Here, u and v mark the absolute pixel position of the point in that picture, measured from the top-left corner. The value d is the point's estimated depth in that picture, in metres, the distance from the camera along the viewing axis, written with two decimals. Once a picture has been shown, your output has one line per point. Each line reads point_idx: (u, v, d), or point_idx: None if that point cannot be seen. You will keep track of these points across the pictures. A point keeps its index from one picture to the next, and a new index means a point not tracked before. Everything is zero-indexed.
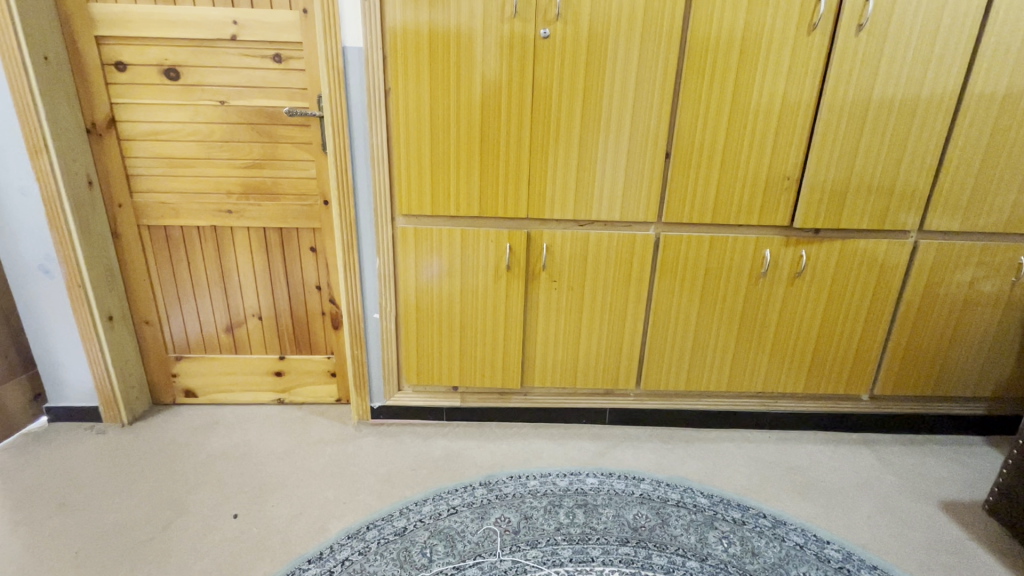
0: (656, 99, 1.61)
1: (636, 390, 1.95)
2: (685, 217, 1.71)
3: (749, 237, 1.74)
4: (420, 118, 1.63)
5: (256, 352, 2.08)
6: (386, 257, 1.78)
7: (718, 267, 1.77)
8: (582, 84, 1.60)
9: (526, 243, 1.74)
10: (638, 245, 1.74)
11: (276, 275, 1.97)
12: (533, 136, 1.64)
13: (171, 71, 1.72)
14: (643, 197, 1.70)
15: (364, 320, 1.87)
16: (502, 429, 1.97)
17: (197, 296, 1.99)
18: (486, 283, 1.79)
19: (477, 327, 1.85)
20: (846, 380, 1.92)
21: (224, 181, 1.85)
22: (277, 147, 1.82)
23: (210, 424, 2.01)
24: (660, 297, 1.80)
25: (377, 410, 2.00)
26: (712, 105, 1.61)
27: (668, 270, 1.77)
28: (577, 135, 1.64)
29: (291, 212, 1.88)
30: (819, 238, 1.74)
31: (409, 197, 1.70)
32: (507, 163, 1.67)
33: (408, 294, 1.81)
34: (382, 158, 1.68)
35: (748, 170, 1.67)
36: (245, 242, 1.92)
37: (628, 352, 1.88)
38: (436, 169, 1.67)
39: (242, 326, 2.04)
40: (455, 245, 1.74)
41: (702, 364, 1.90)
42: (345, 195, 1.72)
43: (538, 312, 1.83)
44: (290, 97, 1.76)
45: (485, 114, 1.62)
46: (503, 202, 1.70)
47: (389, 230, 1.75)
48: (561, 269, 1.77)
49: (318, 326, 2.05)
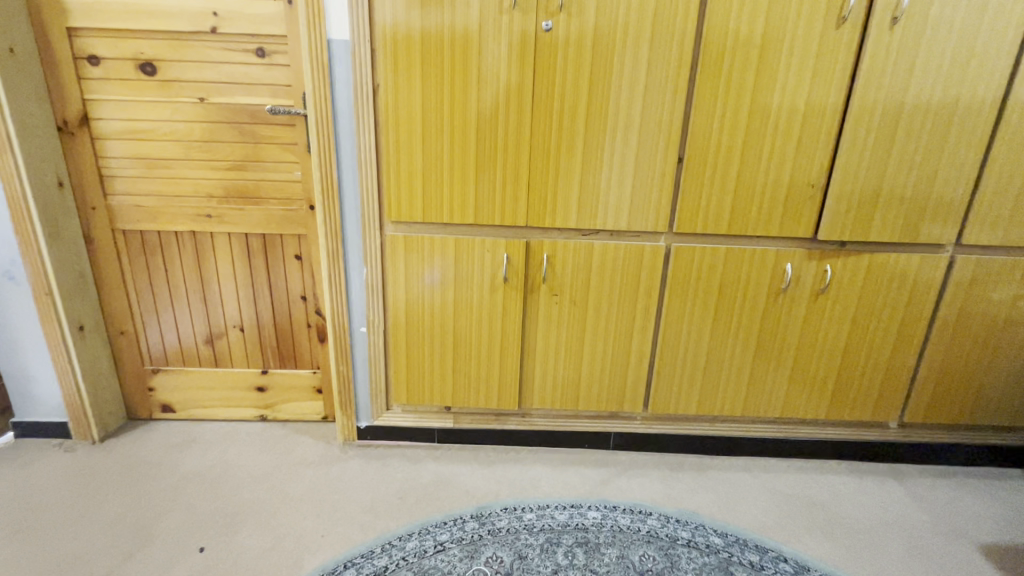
0: (669, 98, 1.48)
1: (643, 413, 1.80)
2: (698, 228, 1.57)
3: (767, 249, 1.59)
4: (412, 119, 1.50)
5: (238, 366, 1.95)
6: (374, 268, 1.65)
7: (734, 280, 1.63)
8: (588, 83, 1.47)
9: (525, 253, 1.60)
10: (646, 258, 1.60)
11: (260, 285, 1.85)
12: (534, 138, 1.51)
13: (148, 66, 1.61)
14: (652, 205, 1.56)
15: (350, 334, 1.74)
16: (499, 453, 1.83)
17: (176, 306, 1.87)
18: (481, 296, 1.65)
19: (472, 343, 1.71)
20: (873, 406, 1.77)
21: (204, 184, 1.73)
22: (259, 148, 1.70)
23: (186, 443, 1.89)
24: (670, 314, 1.66)
25: (363, 430, 1.86)
26: (729, 107, 1.48)
27: (678, 285, 1.63)
28: (582, 138, 1.51)
29: (275, 218, 1.76)
30: (845, 251, 1.60)
31: (399, 203, 1.57)
32: (504, 169, 1.54)
33: (396, 307, 1.68)
34: (370, 160, 1.55)
35: (768, 178, 1.53)
36: (226, 249, 1.80)
37: (635, 373, 1.73)
38: (428, 174, 1.55)
39: (223, 338, 1.91)
40: (448, 256, 1.61)
41: (716, 386, 1.75)
42: (330, 200, 1.60)
43: (537, 328, 1.69)
44: (273, 94, 1.64)
45: (483, 115, 1.49)
46: (501, 210, 1.57)
47: (377, 238, 1.62)
48: (563, 282, 1.63)
49: (304, 340, 1.92)
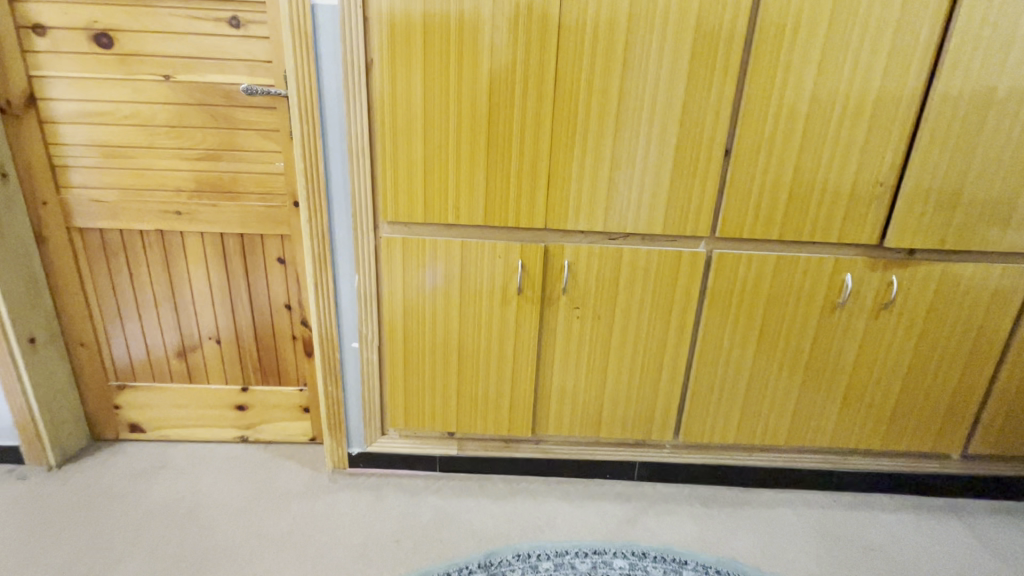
0: (717, 80, 1.25)
1: (673, 442, 1.59)
2: (744, 232, 1.35)
3: (824, 257, 1.37)
4: (411, 101, 1.27)
5: (214, 382, 1.73)
6: (367, 275, 1.43)
7: (783, 293, 1.41)
8: (621, 61, 1.24)
9: (543, 260, 1.38)
10: (684, 266, 1.38)
11: (238, 291, 1.63)
12: (555, 127, 1.28)
13: (103, 37, 1.37)
14: (692, 205, 1.34)
15: (339, 350, 1.52)
16: (508, 484, 1.61)
17: (143, 315, 1.65)
18: (491, 309, 1.43)
19: (479, 362, 1.49)
20: (935, 436, 1.55)
21: (171, 176, 1.50)
22: (235, 135, 1.47)
23: (155, 469, 1.67)
24: (708, 330, 1.45)
25: (354, 457, 1.63)
26: (787, 91, 1.25)
27: (718, 298, 1.41)
28: (612, 127, 1.28)
29: (254, 215, 1.53)
30: (913, 260, 1.38)
31: (396, 200, 1.34)
32: (520, 161, 1.31)
33: (393, 321, 1.46)
34: (362, 150, 1.32)
35: (829, 175, 1.31)
36: (199, 250, 1.58)
37: (666, 397, 1.52)
38: (431, 167, 1.32)
39: (196, 350, 1.69)
40: (454, 263, 1.39)
41: (757, 412, 1.53)
42: (316, 197, 1.37)
43: (554, 346, 1.47)
44: (250, 72, 1.41)
45: (495, 98, 1.26)
46: (516, 209, 1.34)
47: (370, 241, 1.40)
48: (586, 294, 1.41)
49: (289, 353, 1.70)
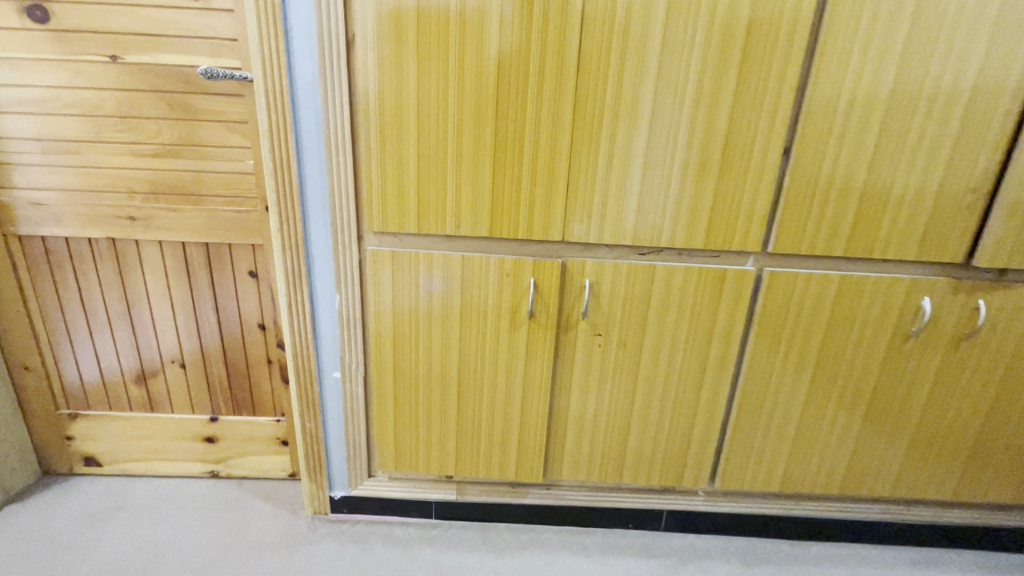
0: (777, 67, 1.02)
1: (707, 488, 1.36)
2: (802, 248, 1.12)
3: (899, 279, 1.14)
4: (402, 89, 1.04)
5: (179, 411, 1.52)
6: (349, 295, 1.20)
7: (846, 320, 1.18)
8: (660, 40, 1.01)
9: (559, 280, 1.16)
10: (728, 287, 1.15)
11: (204, 309, 1.41)
12: (578, 122, 1.06)
13: (37, 10, 1.15)
14: (740, 215, 1.11)
15: (318, 382, 1.29)
16: (515, 534, 1.39)
17: (96, 336, 1.43)
18: (498, 337, 1.21)
19: (482, 397, 1.27)
20: (1016, 487, 1.32)
21: (123, 175, 1.28)
22: (197, 128, 1.24)
23: (110, 512, 1.45)
24: (755, 362, 1.22)
25: (337, 501, 1.42)
26: (862, 81, 1.02)
27: (767, 326, 1.19)
28: (647, 123, 1.06)
29: (221, 222, 1.31)
30: (1004, 282, 1.15)
31: (384, 207, 1.12)
32: (534, 162, 1.08)
33: (381, 349, 1.23)
34: (343, 147, 1.09)
35: (909, 180, 1.08)
36: (158, 261, 1.36)
37: (701, 439, 1.30)
38: (426, 168, 1.09)
39: (159, 376, 1.48)
40: (453, 282, 1.17)
41: (807, 456, 1.31)
42: (288, 202, 1.14)
43: (571, 380, 1.25)
44: (212, 52, 1.18)
45: (506, 86, 1.04)
46: (529, 219, 1.12)
47: (354, 255, 1.17)
48: (611, 320, 1.19)
49: (264, 380, 1.49)
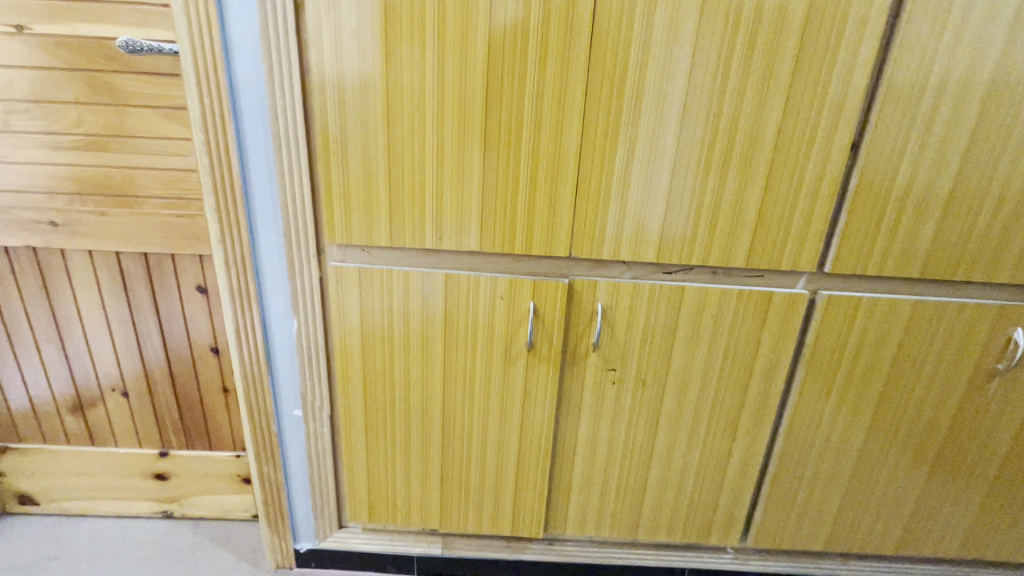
0: (845, 43, 0.79)
1: (737, 545, 1.15)
2: (865, 267, 0.91)
3: (985, 307, 0.92)
4: (367, 67, 0.83)
5: (125, 444, 1.32)
6: (308, 320, 0.99)
7: (916, 355, 0.96)
8: (697, 4, 0.78)
9: (565, 305, 0.94)
10: (773, 315, 0.94)
11: (146, 329, 1.20)
12: (590, 113, 0.84)
13: None
14: (790, 228, 0.89)
15: (277, 420, 1.09)
16: None
17: (23, 361, 1.23)
18: (491, 373, 1.00)
19: (471, 441, 1.06)
20: None
21: (42, 171, 1.07)
22: (127, 115, 1.03)
23: (43, 562, 1.26)
24: (801, 404, 1.01)
25: (304, 555, 1.21)
26: (956, 61, 0.80)
27: (818, 362, 0.97)
28: (678, 114, 0.84)
29: (160, 228, 1.10)
30: None
31: (348, 214, 0.91)
32: (534, 160, 0.87)
33: (348, 384, 1.02)
34: (295, 139, 0.88)
35: (1007, 185, 0.85)
36: (88, 274, 1.15)
37: (732, 492, 1.09)
38: (399, 167, 0.88)
39: (99, 405, 1.27)
40: (434, 307, 0.95)
41: (858, 512, 1.10)
42: (230, 208, 0.93)
43: (578, 423, 1.04)
44: (141, 22, 0.97)
45: (499, 68, 0.82)
46: (528, 229, 0.90)
47: (313, 273, 0.96)
48: (627, 354, 0.97)
49: (221, 410, 1.28)
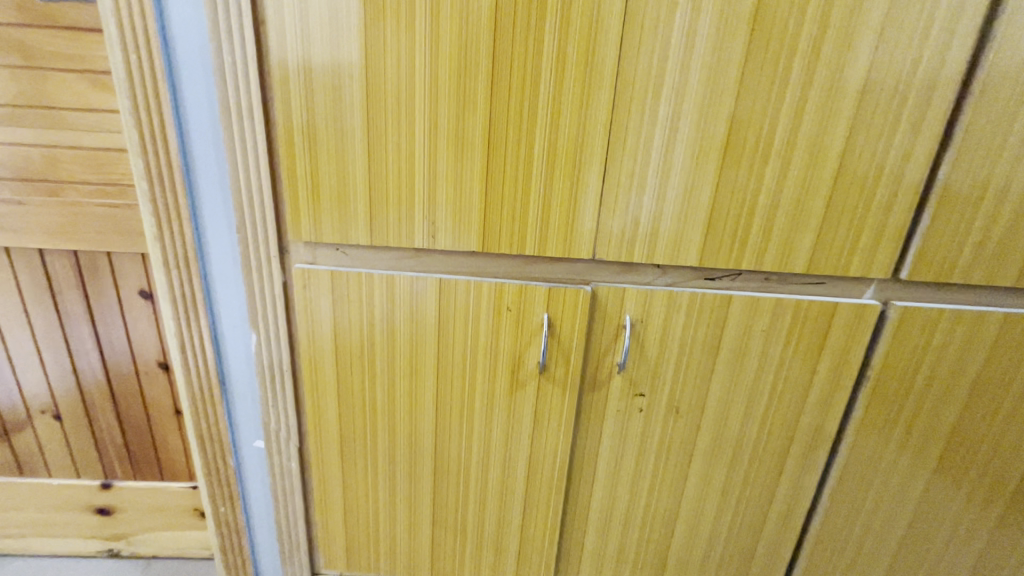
0: None
1: None
2: (950, 274, 0.75)
3: None
4: (339, 18, 0.65)
5: (60, 473, 1.12)
6: (269, 335, 0.81)
7: (1002, 379, 0.81)
8: None
9: (586, 317, 0.77)
10: (835, 330, 0.78)
11: (80, 341, 1.01)
12: (623, 82, 0.67)
13: None
14: (862, 225, 0.73)
15: (234, 452, 0.90)
16: None
17: None
18: (494, 398, 0.83)
19: (469, 478, 0.89)
20: None
21: None
22: (48, 81, 0.84)
23: None
24: (862, 434, 0.85)
25: None
26: None
27: (886, 386, 0.81)
28: (732, 85, 0.67)
29: (94, 221, 0.91)
30: None
31: (318, 204, 0.73)
32: (551, 139, 0.70)
33: (319, 412, 0.84)
34: (248, 108, 0.69)
35: None
36: (6, 275, 0.95)
37: (774, 535, 0.93)
38: (382, 147, 0.70)
39: (26, 430, 1.08)
40: (425, 320, 0.78)
41: (919, 559, 0.94)
42: (169, 195, 0.74)
43: (596, 457, 0.88)
44: None
45: (510, 23, 0.65)
46: (542, 225, 0.73)
47: (274, 277, 0.77)
48: (659, 375, 0.81)
49: (173, 435, 1.09)
